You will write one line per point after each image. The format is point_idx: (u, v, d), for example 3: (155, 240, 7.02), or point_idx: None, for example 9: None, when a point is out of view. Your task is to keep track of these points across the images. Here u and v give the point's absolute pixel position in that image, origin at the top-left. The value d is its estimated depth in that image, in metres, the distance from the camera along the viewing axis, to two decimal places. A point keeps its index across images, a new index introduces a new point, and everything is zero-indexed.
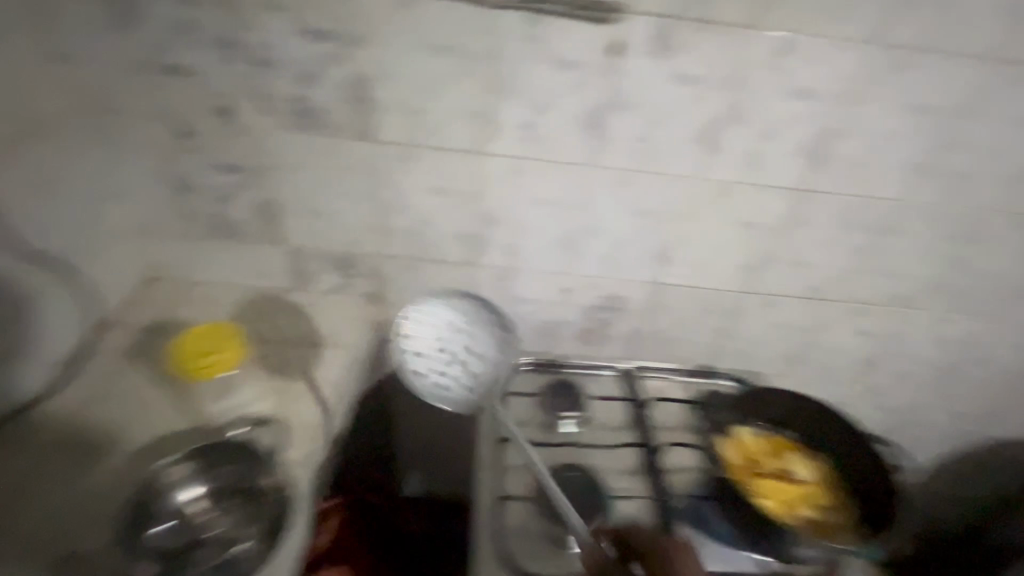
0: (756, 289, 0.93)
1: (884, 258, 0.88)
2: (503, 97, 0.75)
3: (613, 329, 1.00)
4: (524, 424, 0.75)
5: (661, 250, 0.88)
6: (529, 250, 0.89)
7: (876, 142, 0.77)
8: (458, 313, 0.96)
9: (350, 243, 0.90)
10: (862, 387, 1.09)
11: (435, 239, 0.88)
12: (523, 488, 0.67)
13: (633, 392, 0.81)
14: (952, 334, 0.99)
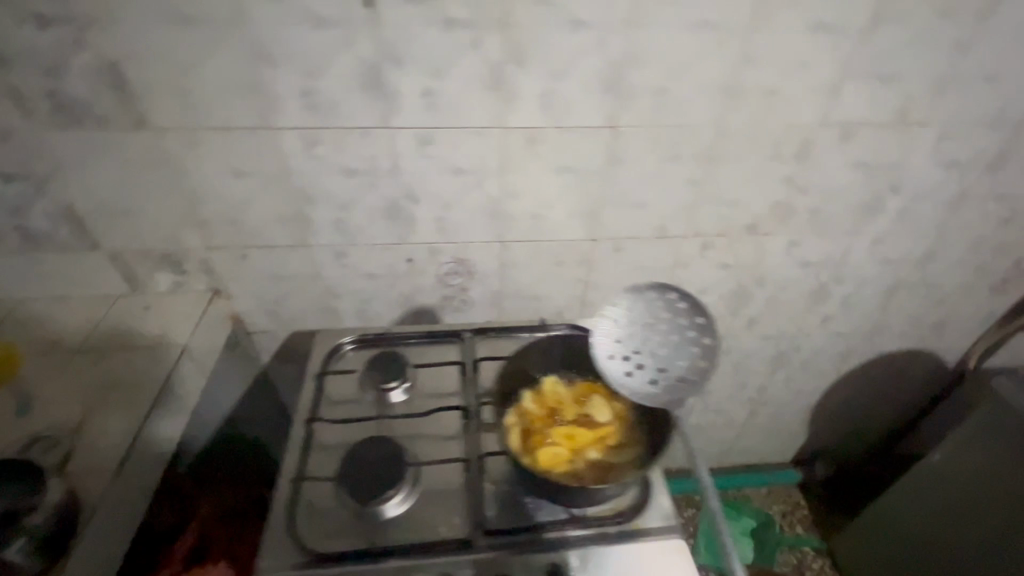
0: (602, 235, 0.91)
1: (720, 187, 0.86)
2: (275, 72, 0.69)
3: (453, 298, 0.98)
4: (334, 395, 0.75)
5: (491, 208, 0.85)
6: (357, 224, 0.86)
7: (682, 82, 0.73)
8: (296, 295, 0.95)
9: (165, 244, 0.86)
10: (738, 316, 1.09)
11: (257, 224, 0.85)
12: (330, 457, 0.68)
13: (456, 345, 0.80)
14: (812, 254, 0.98)
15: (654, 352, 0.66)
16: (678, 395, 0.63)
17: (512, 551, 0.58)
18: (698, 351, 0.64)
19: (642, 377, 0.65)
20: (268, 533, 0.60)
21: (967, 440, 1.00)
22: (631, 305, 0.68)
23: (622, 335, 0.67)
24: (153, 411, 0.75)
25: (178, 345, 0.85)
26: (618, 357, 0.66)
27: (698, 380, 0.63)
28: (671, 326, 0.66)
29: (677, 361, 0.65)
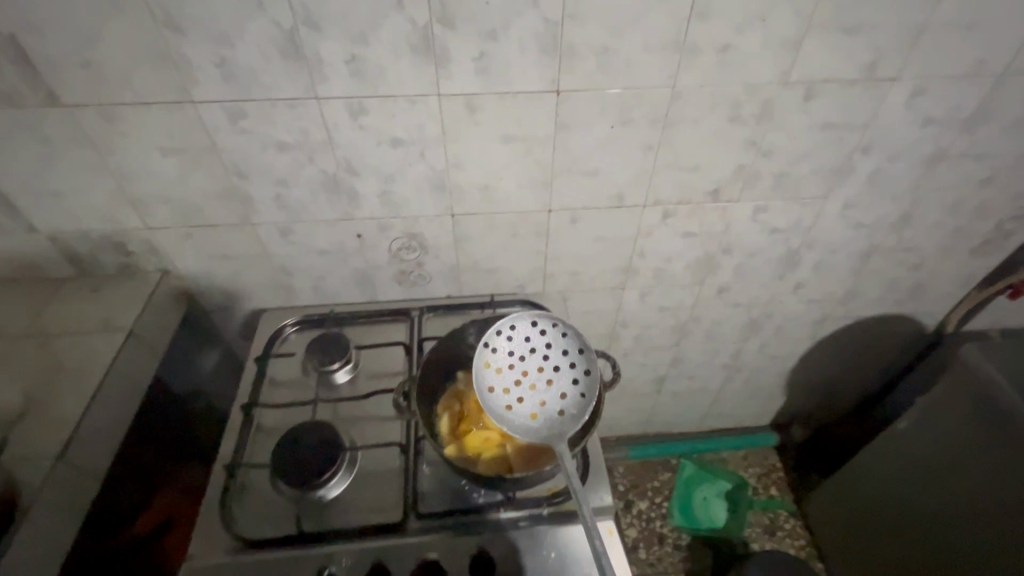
0: (557, 205, 0.87)
1: (676, 153, 0.82)
2: (188, 44, 0.65)
3: (407, 273, 0.96)
4: (274, 372, 0.74)
5: (437, 179, 0.82)
6: (298, 200, 0.83)
7: (622, 38, 0.68)
8: (246, 272, 0.93)
9: (104, 225, 0.85)
10: (706, 284, 1.06)
11: (195, 202, 0.82)
12: (263, 436, 0.67)
13: (404, 325, 0.80)
14: (780, 220, 0.95)
15: (536, 384, 0.61)
16: (557, 429, 0.59)
17: (444, 533, 0.58)
18: (579, 383, 0.61)
19: (523, 410, 0.60)
20: (200, 521, 0.59)
21: (932, 411, 0.97)
22: (513, 334, 0.63)
23: (506, 365, 0.62)
24: (96, 398, 0.75)
25: (123, 329, 0.83)
26: (499, 390, 0.61)
27: (577, 414, 0.59)
28: (552, 356, 0.62)
29: (558, 394, 0.61)
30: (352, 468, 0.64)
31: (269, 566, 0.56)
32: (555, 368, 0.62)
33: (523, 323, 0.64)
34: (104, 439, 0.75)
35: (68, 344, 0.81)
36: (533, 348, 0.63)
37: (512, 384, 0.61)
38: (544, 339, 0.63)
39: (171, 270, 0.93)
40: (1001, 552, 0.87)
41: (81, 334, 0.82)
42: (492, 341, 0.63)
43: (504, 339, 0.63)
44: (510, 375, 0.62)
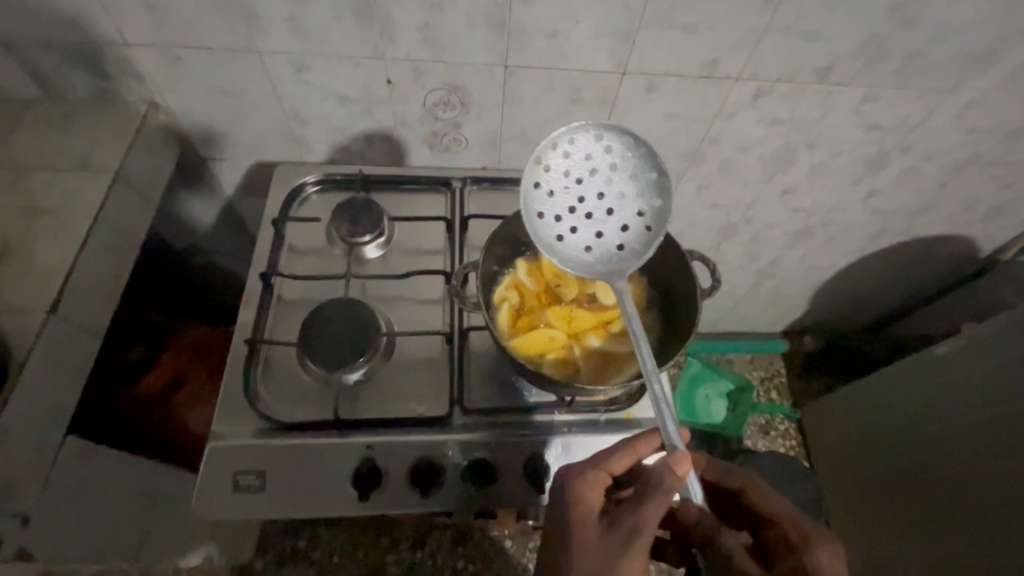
0: (635, 67, 0.71)
1: (801, 11, 0.65)
2: None
3: (440, 135, 0.81)
4: (294, 237, 0.64)
5: (495, 15, 0.64)
6: (317, 24, 0.65)
7: None
8: (249, 114, 0.78)
9: (67, 33, 0.67)
10: (773, 183, 0.94)
11: (183, 13, 0.64)
12: (285, 309, 0.60)
13: (444, 197, 0.68)
14: (885, 115, 0.80)
15: (593, 213, 0.55)
16: (616, 267, 0.54)
17: (495, 433, 0.53)
18: (644, 215, 0.55)
19: (577, 243, 0.55)
20: (224, 398, 0.53)
21: (981, 339, 0.95)
22: (573, 150, 0.55)
23: (559, 188, 0.55)
24: (84, 249, 0.64)
25: (108, 170, 0.70)
26: (551, 217, 0.55)
27: (640, 250, 0.55)
28: (616, 181, 0.55)
29: (619, 226, 0.55)
30: (389, 355, 0.57)
31: (299, 450, 0.51)
32: (618, 196, 0.55)
33: (586, 137, 0.54)
34: (96, 296, 0.67)
35: (42, 181, 0.69)
36: (594, 169, 0.55)
37: (565, 211, 0.55)
38: (607, 159, 0.55)
39: (159, 103, 0.77)
40: (991, 471, 0.90)
41: (58, 170, 0.69)
42: (545, 157, 0.55)
43: (560, 156, 0.55)
44: (564, 199, 0.55)
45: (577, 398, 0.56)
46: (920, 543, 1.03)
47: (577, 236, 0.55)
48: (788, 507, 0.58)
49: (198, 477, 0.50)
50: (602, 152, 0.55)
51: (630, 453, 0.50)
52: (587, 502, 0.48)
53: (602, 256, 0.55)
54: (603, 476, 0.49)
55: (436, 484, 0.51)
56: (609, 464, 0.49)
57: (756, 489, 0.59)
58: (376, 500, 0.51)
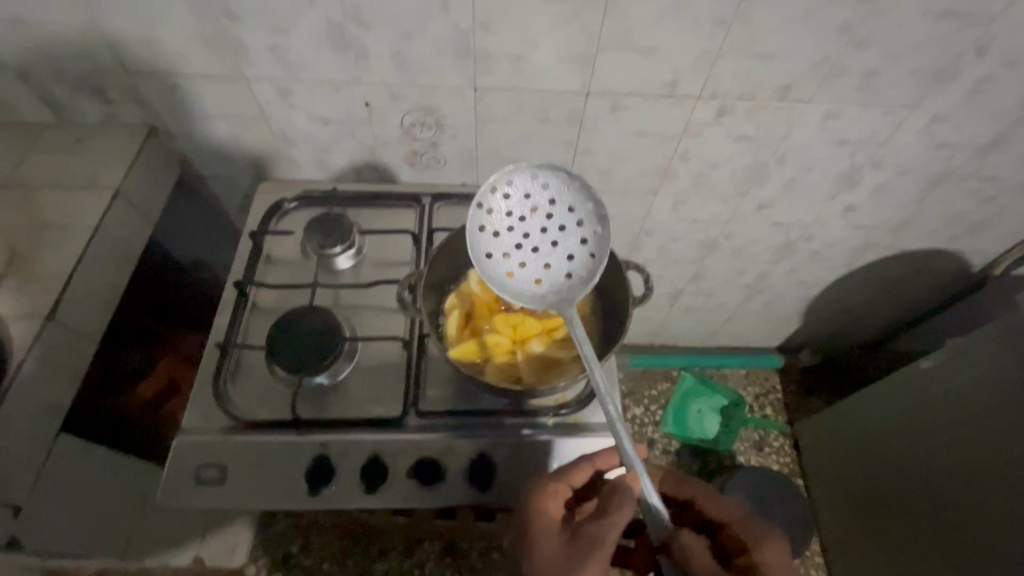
0: (598, 88, 0.75)
1: (752, 33, 0.67)
2: None
3: (419, 154, 0.86)
4: (271, 249, 0.69)
5: (461, 42, 0.69)
6: (299, 54, 0.71)
7: None
8: (241, 136, 0.84)
9: (76, 65, 0.73)
10: (749, 198, 0.96)
11: (177, 45, 0.70)
12: (258, 316, 0.64)
13: (413, 212, 0.73)
14: (851, 131, 0.82)
15: (539, 247, 0.58)
16: (566, 295, 0.57)
17: (444, 434, 0.56)
18: (587, 243, 0.58)
19: (526, 277, 0.57)
20: (194, 397, 0.57)
21: (963, 353, 0.94)
22: (512, 192, 0.58)
23: (504, 227, 0.58)
24: (83, 260, 0.70)
25: (110, 188, 0.76)
26: (499, 255, 0.58)
27: (587, 277, 0.57)
28: (556, 215, 0.58)
29: (565, 256, 0.58)
30: (350, 359, 0.61)
31: (261, 446, 0.54)
32: (560, 228, 0.58)
33: (522, 178, 0.58)
34: (96, 303, 0.72)
35: (49, 198, 0.75)
36: (535, 206, 0.59)
37: (512, 248, 0.58)
38: (546, 195, 0.59)
39: (160, 127, 0.83)
40: (984, 491, 0.89)
41: (64, 189, 0.76)
42: (486, 202, 0.58)
43: (501, 199, 0.59)
44: (510, 237, 0.58)
45: (525, 402, 0.58)
46: (919, 561, 1.02)
47: (528, 269, 0.58)
48: (739, 510, 0.57)
49: (165, 471, 0.54)
50: (541, 191, 0.58)
51: (589, 465, 0.53)
52: (549, 513, 0.51)
53: (552, 286, 0.57)
54: (564, 487, 0.53)
55: (383, 480, 0.54)
56: (569, 476, 0.53)
57: (706, 496, 0.58)
58: (327, 494, 0.54)
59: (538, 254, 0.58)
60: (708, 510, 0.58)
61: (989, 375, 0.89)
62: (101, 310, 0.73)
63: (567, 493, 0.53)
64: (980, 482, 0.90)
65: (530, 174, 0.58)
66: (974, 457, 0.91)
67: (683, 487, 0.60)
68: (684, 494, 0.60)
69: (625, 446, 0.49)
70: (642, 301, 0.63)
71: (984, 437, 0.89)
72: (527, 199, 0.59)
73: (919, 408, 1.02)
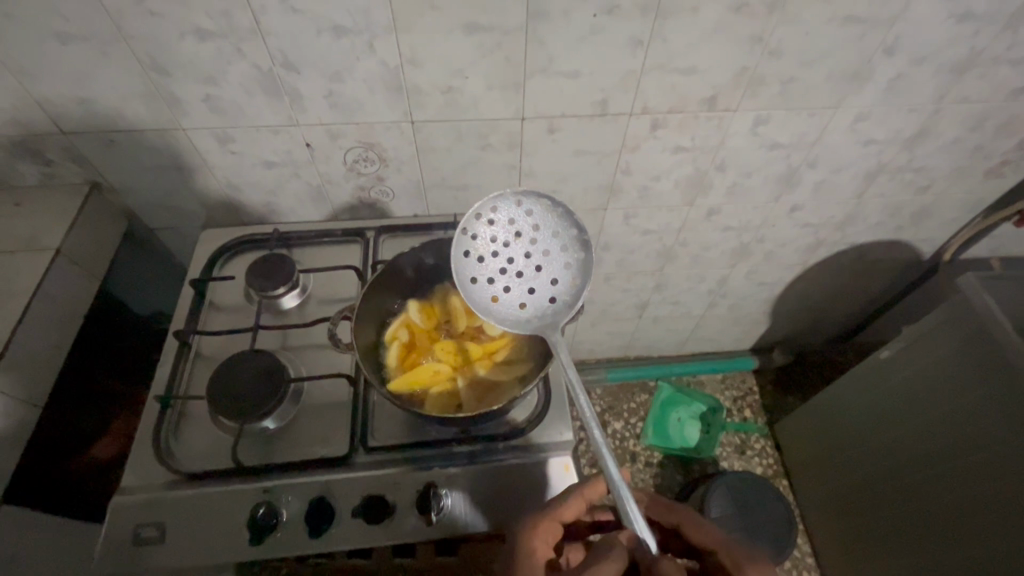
0: (532, 112, 0.77)
1: (670, 49, 0.70)
2: None
3: (367, 188, 0.86)
4: (213, 295, 0.69)
5: (392, 79, 0.71)
6: (233, 102, 0.72)
7: None
8: (185, 184, 0.84)
9: (9, 129, 0.74)
10: (696, 206, 0.98)
11: (109, 101, 0.71)
12: (200, 362, 0.64)
13: (357, 246, 0.73)
14: (782, 135, 0.85)
15: (524, 272, 0.59)
16: (550, 319, 0.58)
17: (394, 468, 0.55)
18: (570, 268, 0.59)
19: (512, 302, 0.59)
20: (133, 453, 0.56)
21: (919, 339, 0.95)
22: (496, 218, 0.59)
23: (489, 253, 0.59)
24: (22, 323, 0.69)
25: (50, 249, 0.75)
26: (484, 280, 0.59)
27: (570, 301, 0.58)
28: (540, 240, 0.59)
29: (549, 280, 0.59)
30: (297, 400, 0.60)
31: (205, 497, 0.53)
32: (544, 253, 0.59)
33: (505, 204, 0.59)
34: (40, 364, 0.70)
35: None
36: (518, 231, 0.59)
37: (497, 273, 0.59)
38: (530, 221, 0.59)
39: (101, 183, 0.83)
40: (950, 475, 0.91)
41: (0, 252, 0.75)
42: (471, 228, 0.59)
43: (485, 225, 0.59)
44: (494, 263, 0.59)
45: (473, 426, 0.58)
46: (893, 544, 1.05)
47: (515, 293, 0.59)
48: (720, 535, 0.55)
49: (102, 535, 0.52)
50: (526, 218, 0.59)
51: (579, 500, 0.52)
52: (537, 553, 0.49)
53: (539, 309, 0.59)
54: (554, 526, 0.51)
55: (331, 522, 0.53)
56: (558, 512, 0.51)
57: (692, 521, 0.56)
58: (273, 541, 0.52)
59: (524, 278, 0.59)
60: (689, 536, 0.56)
61: (942, 358, 0.91)
62: (45, 372, 0.71)
63: (556, 530, 0.51)
64: (952, 465, 0.90)
65: (514, 200, 0.58)
66: (944, 440, 0.91)
67: (664, 512, 0.57)
68: (666, 519, 0.57)
69: (610, 471, 0.49)
70: None
71: (951, 420, 0.90)
72: (511, 225, 0.59)
73: (883, 396, 1.03)
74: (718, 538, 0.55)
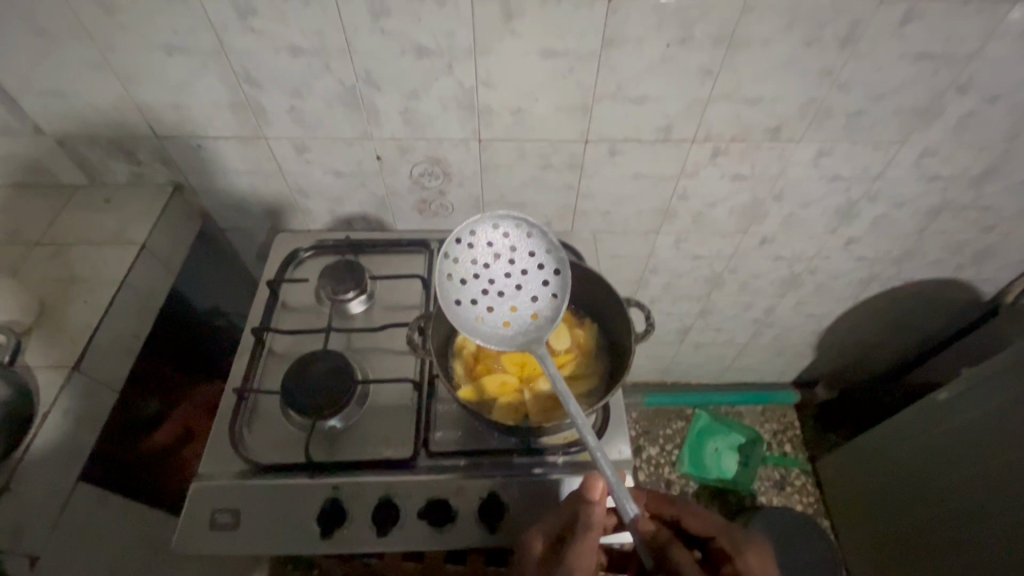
0: (596, 135, 0.79)
1: (739, 79, 0.71)
2: None
3: (427, 200, 0.89)
4: (287, 295, 0.72)
5: (465, 98, 0.74)
6: (314, 114, 0.76)
7: None
8: (258, 189, 0.89)
9: (110, 129, 0.80)
10: (750, 234, 0.98)
11: (201, 109, 0.76)
12: (273, 358, 0.67)
13: (425, 258, 0.76)
14: (844, 167, 0.85)
15: (504, 291, 0.60)
16: (533, 335, 0.59)
17: (455, 474, 0.56)
18: (548, 285, 0.61)
19: (495, 320, 0.59)
20: (210, 440, 0.59)
21: (979, 381, 0.91)
22: (475, 241, 0.61)
23: (470, 275, 0.60)
24: (108, 311, 0.73)
25: (136, 243, 0.80)
26: (467, 301, 0.60)
27: (551, 316, 0.60)
28: (517, 260, 0.61)
29: (529, 299, 0.60)
30: (363, 402, 0.62)
31: (276, 488, 0.56)
32: (523, 272, 0.61)
33: (483, 227, 0.61)
34: (121, 351, 0.75)
35: (76, 252, 0.79)
36: (497, 253, 0.61)
37: (479, 293, 0.60)
38: (508, 243, 0.61)
39: (183, 184, 0.88)
40: (1003, 525, 0.87)
41: (90, 243, 0.80)
42: (451, 252, 0.60)
43: (465, 248, 0.61)
44: (476, 283, 0.60)
45: (533, 440, 0.59)
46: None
47: (497, 312, 0.60)
48: (717, 520, 0.56)
49: (180, 520, 0.55)
50: (500, 239, 0.61)
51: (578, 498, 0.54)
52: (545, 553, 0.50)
53: (521, 327, 0.59)
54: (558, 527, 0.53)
55: (394, 524, 0.54)
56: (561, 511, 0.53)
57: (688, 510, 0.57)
58: (338, 537, 0.54)
59: (504, 296, 0.60)
60: (688, 526, 0.57)
61: (1003, 401, 0.88)
62: (126, 359, 0.75)
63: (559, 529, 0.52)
64: (1007, 516, 0.86)
65: (484, 221, 0.60)
66: (1000, 490, 0.88)
67: (659, 505, 0.59)
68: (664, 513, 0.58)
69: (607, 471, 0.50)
70: (640, 335, 0.63)
71: (1008, 469, 0.86)
72: (488, 247, 0.61)
73: (937, 438, 0.99)
74: (716, 522, 0.56)
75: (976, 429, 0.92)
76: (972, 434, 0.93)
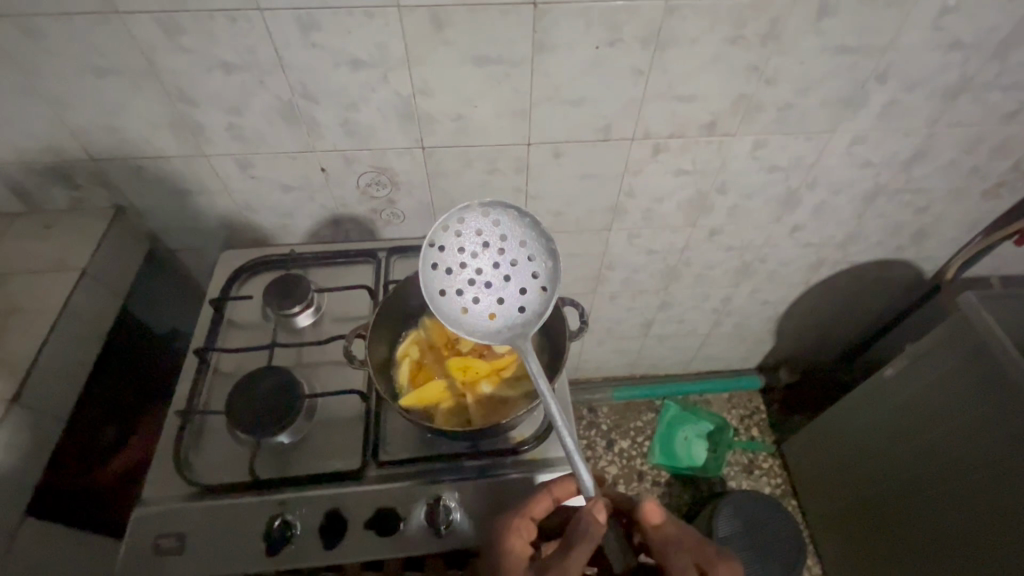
0: (539, 138, 0.80)
1: (670, 78, 0.73)
2: None
3: (377, 209, 0.89)
4: (232, 313, 0.72)
5: (404, 107, 0.74)
6: (254, 130, 0.76)
7: None
8: (204, 207, 0.88)
9: (44, 155, 0.78)
10: (699, 227, 1.00)
11: (138, 130, 0.75)
12: (219, 377, 0.67)
13: (371, 266, 0.76)
14: (781, 158, 0.87)
15: (491, 282, 0.60)
16: (519, 328, 0.59)
17: (403, 482, 0.57)
18: (538, 276, 0.60)
19: (481, 312, 0.60)
20: (155, 466, 0.58)
21: (921, 356, 0.95)
22: (463, 230, 0.60)
23: (457, 265, 0.60)
24: (49, 339, 0.72)
25: (77, 268, 0.78)
26: (453, 292, 0.60)
27: (539, 310, 0.59)
28: (507, 251, 0.60)
29: (517, 290, 0.60)
30: (311, 416, 0.62)
31: (223, 509, 0.55)
32: (513, 263, 0.60)
33: (472, 215, 0.60)
34: (66, 380, 0.73)
35: (15, 281, 0.77)
36: (487, 242, 0.60)
37: (465, 284, 0.60)
38: (498, 232, 0.60)
39: (127, 206, 0.87)
40: (961, 489, 0.90)
41: (29, 271, 0.78)
42: (439, 241, 0.60)
43: (452, 236, 0.60)
44: (463, 274, 0.60)
45: (480, 442, 0.60)
46: (916, 566, 1.01)
47: (483, 303, 0.60)
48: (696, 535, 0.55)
49: (123, 549, 0.55)
50: (489, 228, 0.60)
51: (548, 497, 0.54)
52: (515, 550, 0.51)
53: (508, 318, 0.60)
54: (527, 524, 0.53)
55: (342, 536, 0.55)
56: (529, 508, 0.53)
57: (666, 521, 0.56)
58: (286, 553, 0.54)
59: (491, 287, 0.60)
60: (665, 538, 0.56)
61: (944, 373, 0.92)
62: (73, 386, 0.74)
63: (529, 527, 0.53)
64: (959, 480, 0.90)
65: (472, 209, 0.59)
66: (949, 458, 0.92)
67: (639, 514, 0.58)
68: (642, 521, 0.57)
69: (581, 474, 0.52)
70: (575, 331, 0.65)
71: (955, 436, 0.90)
72: (476, 237, 0.60)
73: (889, 413, 1.03)
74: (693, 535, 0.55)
75: (924, 402, 0.96)
76: (920, 407, 0.96)
